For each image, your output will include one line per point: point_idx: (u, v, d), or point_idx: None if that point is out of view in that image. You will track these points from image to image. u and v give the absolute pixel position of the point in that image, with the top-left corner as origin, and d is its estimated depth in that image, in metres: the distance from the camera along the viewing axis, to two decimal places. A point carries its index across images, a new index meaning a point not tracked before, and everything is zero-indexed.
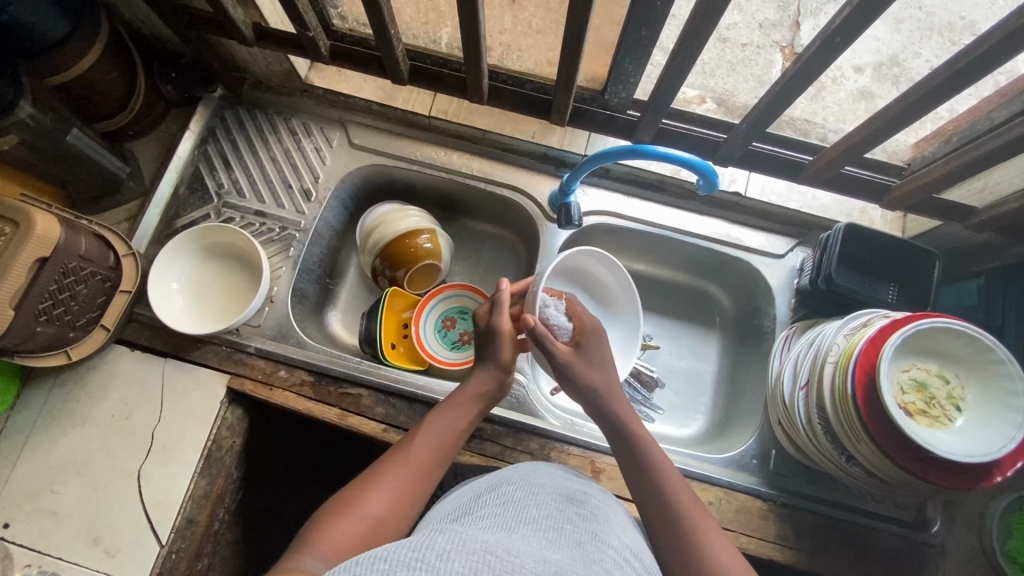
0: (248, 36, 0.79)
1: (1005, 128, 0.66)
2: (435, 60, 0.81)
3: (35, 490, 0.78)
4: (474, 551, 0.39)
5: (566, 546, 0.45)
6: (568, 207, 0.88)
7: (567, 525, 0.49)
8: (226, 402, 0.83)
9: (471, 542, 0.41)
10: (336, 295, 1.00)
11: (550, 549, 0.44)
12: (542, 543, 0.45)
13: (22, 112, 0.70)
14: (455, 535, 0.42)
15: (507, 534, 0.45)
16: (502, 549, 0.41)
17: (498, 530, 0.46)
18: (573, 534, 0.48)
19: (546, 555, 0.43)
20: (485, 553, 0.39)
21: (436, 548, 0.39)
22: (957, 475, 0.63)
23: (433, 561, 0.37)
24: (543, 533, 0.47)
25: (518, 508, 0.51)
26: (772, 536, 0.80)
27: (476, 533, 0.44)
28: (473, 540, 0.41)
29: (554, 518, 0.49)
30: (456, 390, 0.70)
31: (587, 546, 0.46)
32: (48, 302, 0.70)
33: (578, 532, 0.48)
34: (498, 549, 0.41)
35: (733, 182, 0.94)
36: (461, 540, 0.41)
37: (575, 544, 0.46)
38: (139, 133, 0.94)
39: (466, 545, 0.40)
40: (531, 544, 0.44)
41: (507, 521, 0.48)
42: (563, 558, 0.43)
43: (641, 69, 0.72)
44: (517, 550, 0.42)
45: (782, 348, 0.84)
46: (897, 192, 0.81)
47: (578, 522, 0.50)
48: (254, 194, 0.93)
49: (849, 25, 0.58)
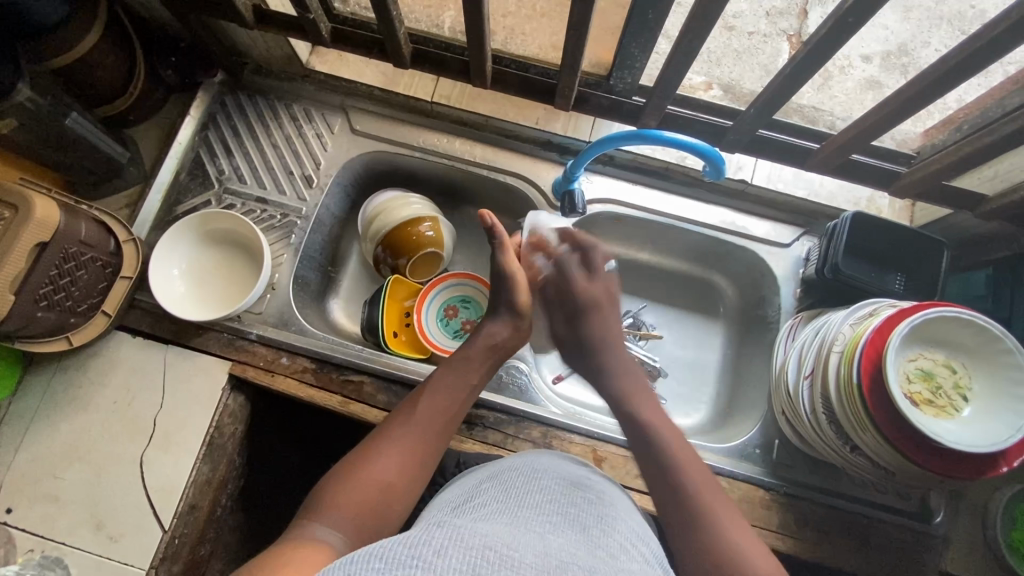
0: (248, 19, 0.78)
1: (1017, 114, 0.65)
2: (438, 44, 0.80)
3: (37, 476, 0.78)
4: (473, 545, 0.39)
5: (571, 531, 0.45)
6: (572, 194, 0.88)
7: (572, 510, 0.49)
8: (227, 389, 0.82)
9: (470, 535, 0.41)
10: (338, 283, 0.99)
11: (554, 536, 0.44)
12: (545, 531, 0.44)
13: (21, 94, 0.70)
14: (454, 528, 0.42)
15: (509, 522, 0.45)
16: (501, 542, 0.40)
17: (500, 518, 0.46)
18: (578, 519, 0.47)
19: (549, 543, 0.42)
20: (484, 547, 0.39)
21: (433, 545, 0.38)
22: (963, 466, 0.63)
23: (429, 557, 0.36)
24: (546, 519, 0.46)
25: (521, 494, 0.51)
26: (774, 525, 0.79)
27: (476, 525, 0.43)
28: (473, 533, 0.41)
29: (558, 505, 0.49)
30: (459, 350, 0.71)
31: (592, 531, 0.46)
32: (49, 287, 0.70)
33: (584, 516, 0.48)
34: (498, 541, 0.40)
35: (739, 170, 0.93)
36: (459, 534, 0.41)
37: (580, 529, 0.46)
38: (139, 118, 0.93)
39: (464, 540, 0.40)
40: (534, 533, 0.44)
41: (510, 509, 0.48)
42: (566, 545, 0.42)
43: (646, 53, 0.71)
44: (518, 541, 0.41)
45: (786, 338, 0.84)
46: (906, 180, 0.80)
47: (583, 507, 0.49)
48: (255, 181, 0.92)
49: (860, 7, 0.57)
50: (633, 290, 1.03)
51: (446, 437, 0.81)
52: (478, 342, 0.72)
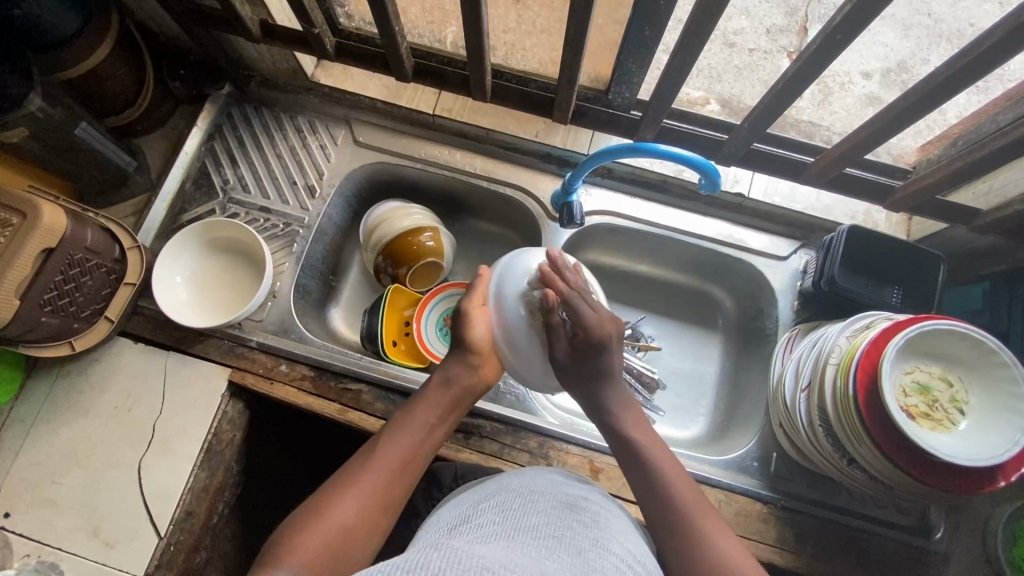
0: (255, 34, 0.80)
1: (1010, 129, 0.65)
2: (440, 58, 0.82)
3: (36, 481, 0.78)
4: (469, 568, 0.39)
5: (566, 554, 0.45)
6: (570, 205, 0.88)
7: (567, 532, 0.49)
8: (227, 396, 0.83)
9: (467, 556, 0.41)
10: (338, 291, 1.00)
11: (550, 559, 0.44)
12: (542, 554, 0.44)
13: (31, 105, 0.71)
14: (452, 549, 0.42)
15: (503, 546, 0.45)
16: (498, 564, 0.40)
17: (496, 541, 0.46)
18: (573, 541, 0.47)
19: (544, 567, 0.42)
20: (480, 569, 0.39)
21: (431, 567, 0.38)
22: (960, 479, 0.62)
23: None
24: (541, 542, 0.46)
25: (516, 517, 0.51)
26: (772, 539, 0.79)
27: (475, 546, 0.44)
28: (468, 556, 0.41)
29: (555, 525, 0.49)
30: (423, 392, 0.70)
31: (589, 554, 0.46)
32: (53, 293, 0.71)
33: (579, 538, 0.48)
34: (496, 563, 0.40)
35: (736, 183, 0.93)
36: (457, 556, 0.41)
37: (576, 552, 0.46)
38: (147, 128, 0.95)
39: (460, 562, 0.39)
40: (530, 556, 0.44)
41: (506, 532, 0.48)
42: (561, 570, 0.42)
43: (644, 69, 0.72)
44: (514, 564, 0.41)
45: (784, 350, 0.84)
46: (900, 194, 0.81)
47: (578, 529, 0.49)
48: (258, 191, 0.94)
49: (848, 23, 0.57)
50: (633, 302, 1.03)
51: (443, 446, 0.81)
52: (435, 387, 0.71)
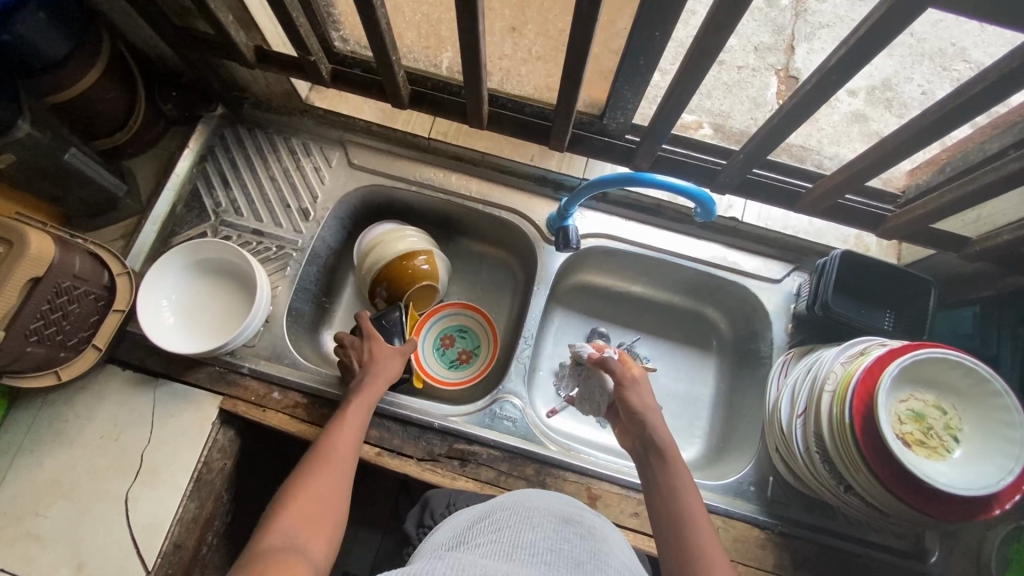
0: (249, 58, 0.79)
1: (997, 163, 0.66)
2: (436, 84, 0.83)
3: (18, 514, 0.76)
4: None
5: (565, 567, 0.45)
6: (566, 230, 0.87)
7: (566, 546, 0.48)
8: (217, 423, 0.82)
9: (467, 570, 0.40)
10: (332, 314, 0.98)
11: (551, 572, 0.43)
12: (542, 567, 0.44)
13: (20, 130, 0.69)
14: (451, 564, 0.41)
15: (500, 559, 0.44)
16: None
17: (497, 555, 0.45)
18: (572, 555, 0.47)
19: None
20: None
21: None
22: (955, 508, 0.63)
23: None
24: (541, 556, 0.46)
25: (514, 531, 0.50)
26: (770, 565, 0.79)
27: (474, 561, 0.43)
28: (471, 569, 0.40)
29: (552, 539, 0.49)
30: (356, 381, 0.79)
31: (588, 566, 0.46)
32: (39, 322, 0.69)
33: (577, 552, 0.47)
34: None
35: (730, 209, 0.95)
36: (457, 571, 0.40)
37: (576, 565, 0.45)
38: (137, 150, 0.94)
39: None
40: (531, 568, 0.43)
41: (506, 545, 0.47)
42: None
43: (639, 96, 0.72)
44: None
45: (779, 375, 0.84)
46: (892, 222, 0.82)
47: (576, 542, 0.49)
48: (251, 213, 0.93)
49: (845, 64, 0.58)
50: (628, 323, 1.03)
51: (439, 475, 0.80)
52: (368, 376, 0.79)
